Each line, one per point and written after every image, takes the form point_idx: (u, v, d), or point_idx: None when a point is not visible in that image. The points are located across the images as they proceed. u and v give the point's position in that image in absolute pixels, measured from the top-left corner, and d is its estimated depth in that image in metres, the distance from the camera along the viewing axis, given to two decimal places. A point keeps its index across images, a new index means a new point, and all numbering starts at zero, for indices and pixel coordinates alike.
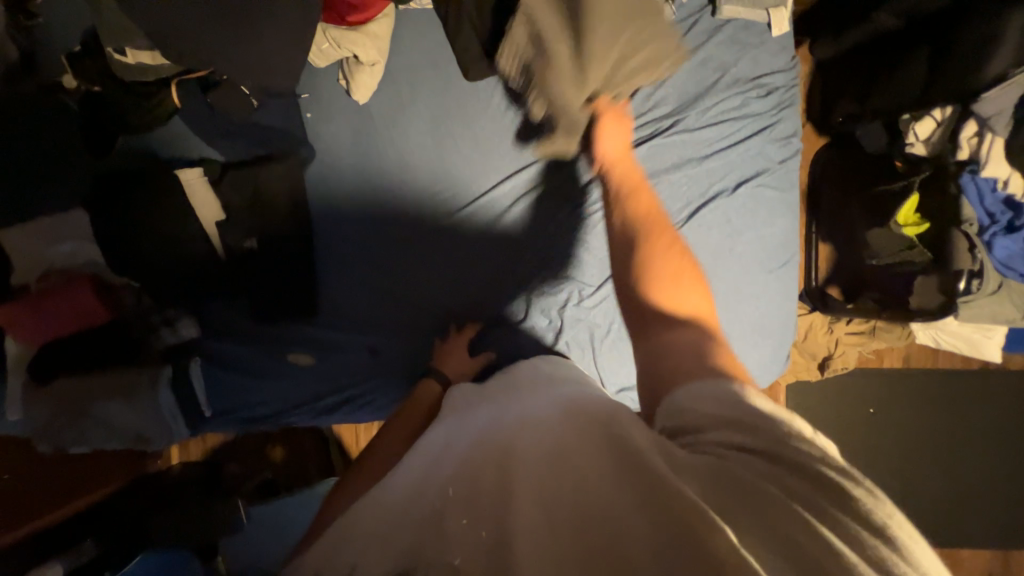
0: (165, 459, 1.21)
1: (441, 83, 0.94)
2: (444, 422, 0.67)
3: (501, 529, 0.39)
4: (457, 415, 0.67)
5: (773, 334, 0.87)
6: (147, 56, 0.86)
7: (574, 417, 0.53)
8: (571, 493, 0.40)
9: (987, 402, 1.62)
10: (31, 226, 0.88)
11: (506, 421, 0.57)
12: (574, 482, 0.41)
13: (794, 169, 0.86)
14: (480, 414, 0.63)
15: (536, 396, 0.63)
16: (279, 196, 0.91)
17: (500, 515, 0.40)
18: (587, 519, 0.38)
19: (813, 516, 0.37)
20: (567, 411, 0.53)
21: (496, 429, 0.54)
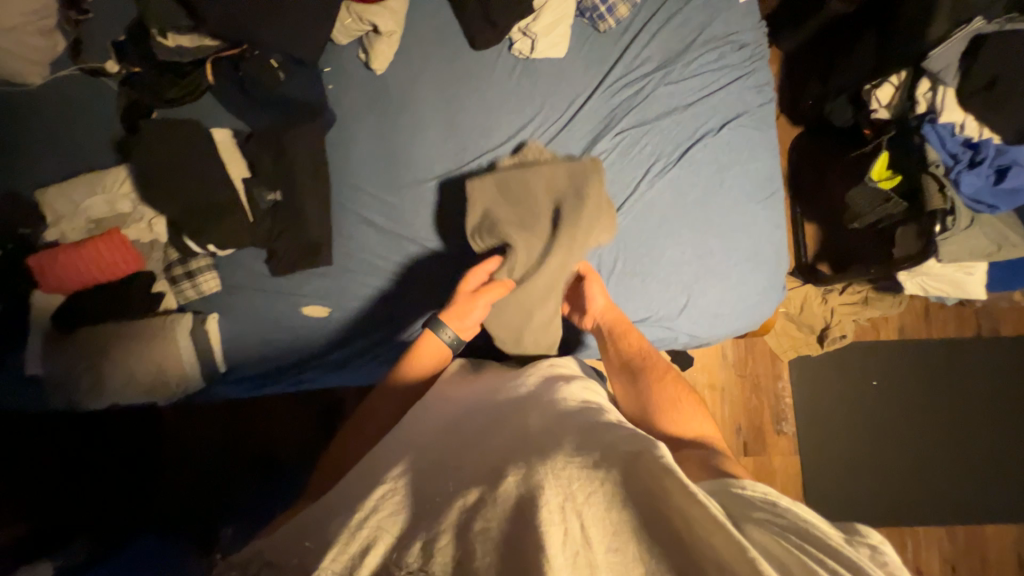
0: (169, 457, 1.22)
1: (449, 51, 1.00)
2: (464, 411, 0.73)
3: (519, 519, 0.46)
4: (480, 408, 0.73)
5: (768, 264, 0.93)
6: (187, 39, 1.01)
7: (579, 427, 0.61)
8: (582, 497, 0.47)
9: (982, 369, 1.66)
10: (67, 184, 0.93)
11: (526, 421, 0.66)
12: (582, 487, 0.48)
13: (771, 112, 0.96)
14: (494, 412, 0.71)
15: (544, 399, 0.71)
16: (301, 151, 0.96)
17: (518, 516, 0.47)
18: (597, 527, 0.45)
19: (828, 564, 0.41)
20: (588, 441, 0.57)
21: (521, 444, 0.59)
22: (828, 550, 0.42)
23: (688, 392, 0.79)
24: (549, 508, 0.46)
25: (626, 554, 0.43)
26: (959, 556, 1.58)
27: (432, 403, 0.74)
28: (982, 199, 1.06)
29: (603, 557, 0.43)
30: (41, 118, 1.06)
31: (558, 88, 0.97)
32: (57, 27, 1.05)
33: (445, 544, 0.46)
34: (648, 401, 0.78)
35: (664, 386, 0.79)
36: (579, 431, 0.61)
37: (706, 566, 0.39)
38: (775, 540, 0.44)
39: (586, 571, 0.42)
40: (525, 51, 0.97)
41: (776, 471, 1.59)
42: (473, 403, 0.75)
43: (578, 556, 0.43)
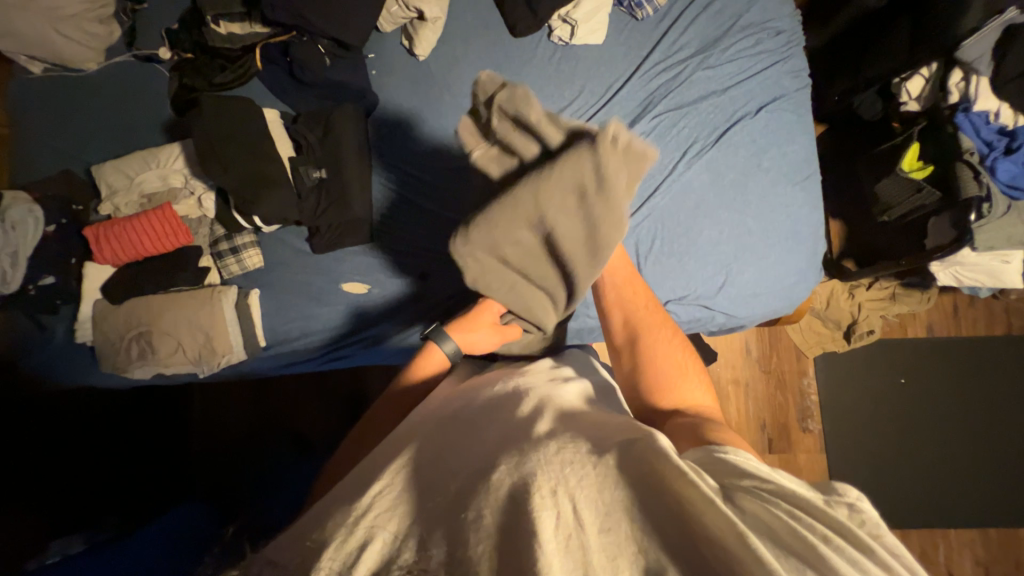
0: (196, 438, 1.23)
1: (490, 40, 1.04)
2: (464, 397, 0.70)
3: (514, 510, 0.44)
4: (474, 394, 0.70)
5: (805, 243, 0.97)
6: (238, 27, 1.04)
7: (580, 424, 0.58)
8: (576, 481, 0.46)
9: (1013, 367, 1.64)
10: (126, 159, 0.97)
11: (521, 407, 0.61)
12: (573, 470, 0.48)
13: (807, 97, 1.01)
14: (485, 399, 0.67)
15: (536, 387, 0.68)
16: (346, 131, 0.99)
17: (518, 499, 0.45)
18: (590, 506, 0.44)
19: (814, 538, 0.39)
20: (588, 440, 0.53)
21: (512, 439, 0.55)
22: (824, 518, 0.41)
23: (694, 362, 0.76)
24: (537, 492, 0.44)
25: (622, 535, 0.43)
26: (991, 560, 1.54)
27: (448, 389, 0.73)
28: (1018, 185, 1.08)
29: (596, 538, 0.42)
30: (95, 101, 1.10)
31: (598, 73, 1.01)
32: (115, 15, 1.10)
33: (439, 539, 0.45)
34: (654, 368, 0.74)
35: (671, 354, 0.76)
36: (569, 422, 0.58)
37: (705, 549, 0.39)
38: (765, 508, 0.42)
39: (579, 551, 0.41)
40: (564, 38, 1.01)
41: (801, 469, 1.57)
42: (472, 388, 0.72)
43: (571, 538, 0.41)
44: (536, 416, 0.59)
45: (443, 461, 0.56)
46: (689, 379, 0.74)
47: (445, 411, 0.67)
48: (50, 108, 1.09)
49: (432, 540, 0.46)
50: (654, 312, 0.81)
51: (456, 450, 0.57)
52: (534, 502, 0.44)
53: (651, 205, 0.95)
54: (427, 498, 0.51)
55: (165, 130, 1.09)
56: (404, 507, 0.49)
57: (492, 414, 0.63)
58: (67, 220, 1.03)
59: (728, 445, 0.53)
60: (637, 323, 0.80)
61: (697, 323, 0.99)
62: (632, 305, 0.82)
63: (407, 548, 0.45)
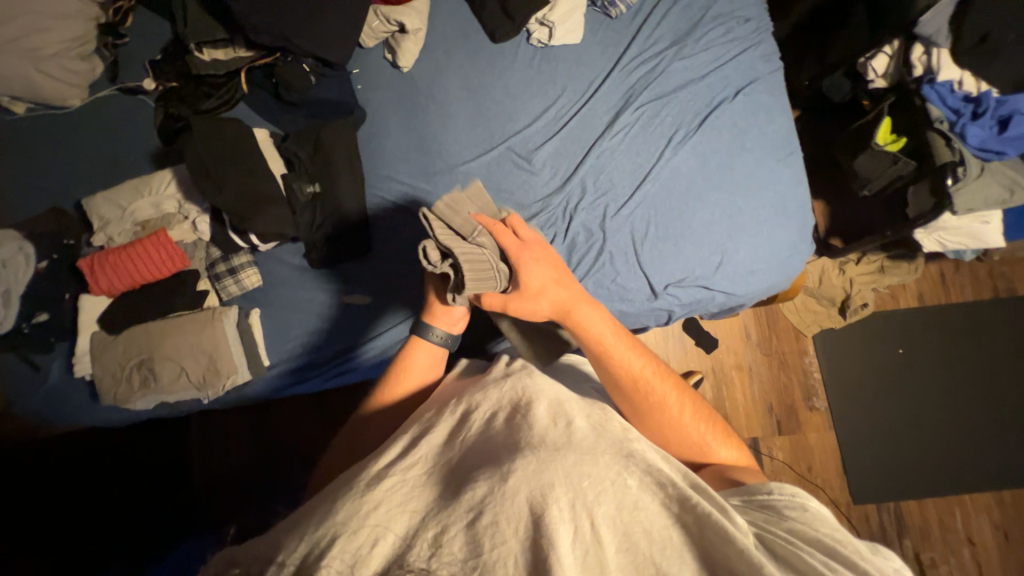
0: (201, 468, 1.20)
1: (471, 48, 1.06)
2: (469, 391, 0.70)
3: (532, 516, 0.47)
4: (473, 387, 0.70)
5: (795, 218, 1.00)
6: (221, 53, 1.05)
7: (593, 426, 0.61)
8: (594, 496, 0.50)
9: (1005, 330, 1.67)
10: (115, 190, 0.97)
11: (532, 404, 0.62)
12: (592, 485, 0.51)
13: (780, 79, 1.05)
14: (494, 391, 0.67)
15: (535, 379, 0.68)
16: (338, 146, 1.01)
17: (528, 507, 0.48)
18: (608, 524, 0.48)
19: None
20: (600, 454, 0.56)
21: (522, 443, 0.56)
22: (851, 563, 0.46)
23: (709, 412, 0.75)
24: (557, 508, 0.48)
25: (637, 552, 0.47)
26: (1009, 523, 1.55)
27: (457, 388, 0.73)
28: (989, 148, 1.13)
29: (613, 557, 0.46)
30: (82, 135, 1.09)
31: (578, 71, 1.05)
32: (95, 51, 1.11)
33: (455, 536, 0.47)
34: (675, 438, 0.72)
35: (687, 417, 0.72)
36: (585, 428, 0.60)
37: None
38: (799, 553, 0.47)
39: (597, 568, 0.45)
40: (543, 40, 1.04)
41: (812, 448, 1.57)
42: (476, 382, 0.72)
43: (589, 556, 0.46)
44: (558, 409, 0.62)
45: (464, 454, 0.58)
46: (711, 434, 0.73)
47: (461, 404, 0.67)
48: (36, 146, 1.08)
49: (447, 532, 0.47)
50: (658, 392, 0.71)
51: (476, 445, 0.58)
52: (551, 517, 0.47)
53: (641, 193, 0.98)
54: (450, 490, 0.53)
55: (155, 159, 1.09)
56: (421, 511, 0.51)
57: (511, 408, 0.63)
58: (60, 255, 1.02)
59: (775, 485, 0.59)
60: (639, 409, 0.71)
61: (682, 310, 1.01)
62: (630, 391, 0.71)
63: (426, 536, 0.47)
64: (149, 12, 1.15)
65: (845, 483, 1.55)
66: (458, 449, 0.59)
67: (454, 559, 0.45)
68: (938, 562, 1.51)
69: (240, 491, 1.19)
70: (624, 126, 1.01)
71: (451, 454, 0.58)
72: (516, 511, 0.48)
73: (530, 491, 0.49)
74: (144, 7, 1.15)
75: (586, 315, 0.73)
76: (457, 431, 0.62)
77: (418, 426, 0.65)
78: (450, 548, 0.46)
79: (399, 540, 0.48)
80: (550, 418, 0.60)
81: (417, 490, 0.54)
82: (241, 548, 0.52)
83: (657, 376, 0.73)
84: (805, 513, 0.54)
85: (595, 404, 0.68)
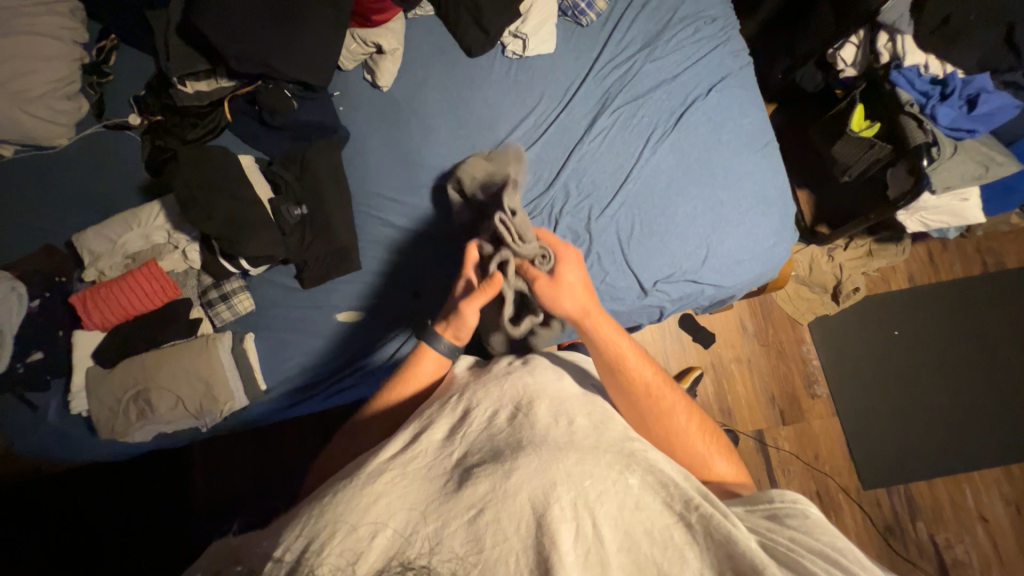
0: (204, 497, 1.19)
1: (448, 63, 1.09)
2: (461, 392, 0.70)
3: (534, 509, 0.48)
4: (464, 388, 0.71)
5: (776, 209, 1.02)
6: (204, 84, 1.07)
7: (592, 421, 0.62)
8: (595, 495, 0.50)
9: (998, 303, 1.69)
10: (106, 224, 0.98)
11: (531, 404, 0.63)
12: (594, 484, 0.51)
13: (751, 73, 1.08)
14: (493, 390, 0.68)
15: (530, 378, 0.69)
16: (324, 166, 1.02)
17: (528, 505, 0.49)
18: (608, 523, 0.49)
19: None
20: (599, 453, 0.56)
21: (520, 441, 0.56)
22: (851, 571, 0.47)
23: (709, 426, 0.75)
24: (559, 507, 0.48)
25: (639, 552, 0.47)
26: (1021, 498, 1.55)
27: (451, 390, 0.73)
28: (959, 127, 1.15)
29: (614, 555, 0.47)
30: (70, 173, 1.11)
31: (554, 79, 1.07)
32: (81, 90, 1.12)
33: (454, 533, 0.47)
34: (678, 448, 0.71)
35: (690, 428, 0.72)
36: (587, 426, 0.60)
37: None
38: (803, 561, 0.47)
39: (597, 567, 0.46)
40: (518, 51, 1.07)
41: (817, 436, 1.57)
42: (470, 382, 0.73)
43: (591, 554, 0.46)
44: (558, 408, 0.63)
45: (461, 455, 0.58)
46: (710, 448, 0.72)
47: (462, 400, 0.67)
48: (25, 185, 1.10)
49: (447, 527, 0.48)
50: (665, 399, 0.71)
51: (475, 444, 0.59)
52: (552, 516, 0.47)
53: (624, 193, 1.00)
54: (449, 486, 0.53)
55: (143, 191, 1.11)
56: (420, 507, 0.51)
57: (512, 407, 0.63)
58: (52, 292, 1.02)
59: (793, 495, 0.58)
60: (647, 417, 0.70)
61: (672, 306, 1.02)
62: (637, 396, 0.71)
63: (426, 533, 0.47)
64: (132, 49, 1.17)
65: (854, 468, 1.55)
66: (457, 446, 0.59)
67: (453, 555, 0.45)
68: (954, 541, 1.50)
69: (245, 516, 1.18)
70: (602, 130, 1.03)
71: (449, 450, 0.58)
72: (517, 509, 0.49)
73: (531, 490, 0.50)
74: (127, 45, 1.17)
75: (599, 320, 0.73)
76: (459, 427, 0.62)
77: (418, 423, 0.65)
78: (450, 541, 0.46)
79: (397, 535, 0.47)
80: (550, 416, 0.61)
81: (415, 487, 0.54)
82: (239, 549, 0.51)
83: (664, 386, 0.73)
84: (816, 527, 0.54)
85: (594, 400, 0.69)
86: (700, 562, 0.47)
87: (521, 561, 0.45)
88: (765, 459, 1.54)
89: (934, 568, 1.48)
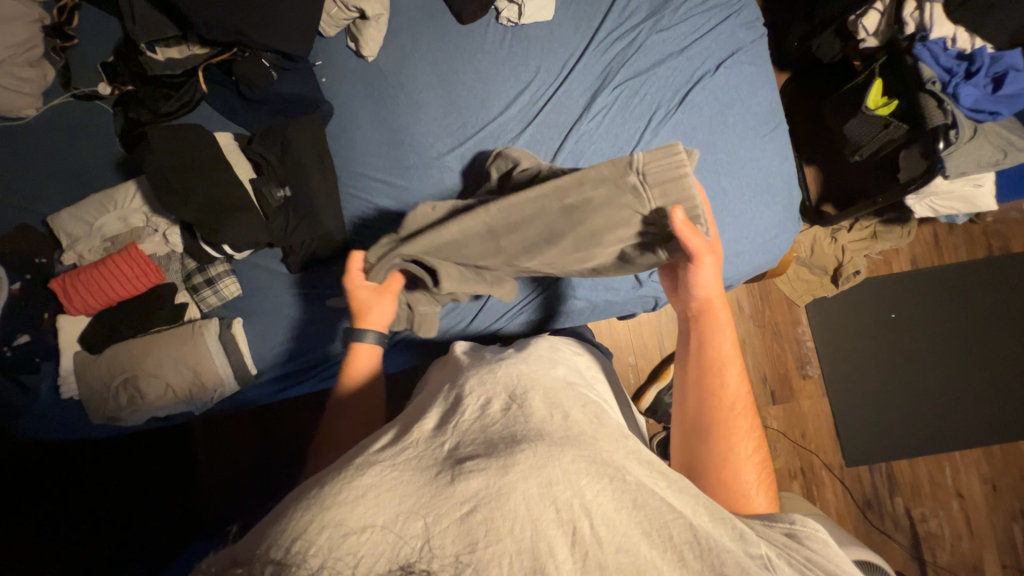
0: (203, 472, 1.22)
1: (438, 30, 1.02)
2: (449, 380, 0.71)
3: (529, 511, 0.48)
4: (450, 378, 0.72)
5: (782, 195, 0.98)
6: (176, 51, 0.99)
7: (586, 412, 0.62)
8: (592, 494, 0.50)
9: (1001, 287, 1.66)
10: (83, 204, 0.95)
11: (528, 396, 0.61)
12: (591, 483, 0.50)
13: (764, 47, 1.02)
14: (488, 373, 0.66)
15: (523, 368, 0.67)
16: (306, 141, 0.96)
17: (524, 505, 0.48)
18: (606, 524, 0.48)
19: None
20: (593, 450, 0.54)
21: (513, 435, 0.55)
22: None
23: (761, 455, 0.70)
24: (556, 510, 0.48)
25: (637, 554, 0.47)
26: (997, 475, 1.60)
27: (442, 381, 0.73)
28: (982, 108, 1.08)
29: (612, 558, 0.46)
30: (38, 146, 1.05)
31: (552, 50, 1.01)
32: (44, 56, 1.05)
33: (446, 528, 0.46)
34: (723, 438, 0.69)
35: (739, 435, 0.70)
36: (582, 419, 0.59)
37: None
38: None
39: (596, 571, 0.45)
40: (514, 18, 0.99)
41: (806, 415, 1.60)
42: (455, 371, 0.74)
43: (587, 558, 0.46)
44: (553, 400, 0.61)
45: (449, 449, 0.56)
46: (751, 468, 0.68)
47: (454, 390, 0.66)
48: None
49: (439, 524, 0.46)
50: (737, 405, 0.71)
51: (467, 435, 0.57)
52: (547, 519, 0.47)
53: None
54: (439, 477, 0.51)
55: (121, 168, 1.06)
56: (409, 506, 0.48)
57: (507, 397, 0.61)
58: (33, 275, 0.99)
59: (798, 517, 0.59)
60: (716, 416, 0.70)
61: None
62: (720, 393, 0.72)
63: (416, 529, 0.46)
64: (99, 10, 1.08)
65: (839, 446, 1.59)
66: (448, 437, 0.57)
67: (448, 555, 0.44)
68: (929, 516, 1.56)
69: (244, 492, 1.22)
70: (602, 108, 0.98)
71: (439, 440, 0.56)
72: (511, 508, 0.48)
73: (528, 490, 0.49)
74: (90, 5, 1.09)
75: (721, 314, 0.76)
76: (450, 418, 0.60)
77: (409, 418, 0.63)
78: (442, 542, 0.45)
79: (386, 531, 0.46)
80: (547, 410, 0.59)
81: (405, 473, 0.52)
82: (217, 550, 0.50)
83: (736, 386, 0.72)
84: (823, 554, 0.54)
85: (582, 389, 0.68)
86: (699, 563, 0.47)
87: (514, 564, 0.45)
88: None
89: (908, 540, 1.55)
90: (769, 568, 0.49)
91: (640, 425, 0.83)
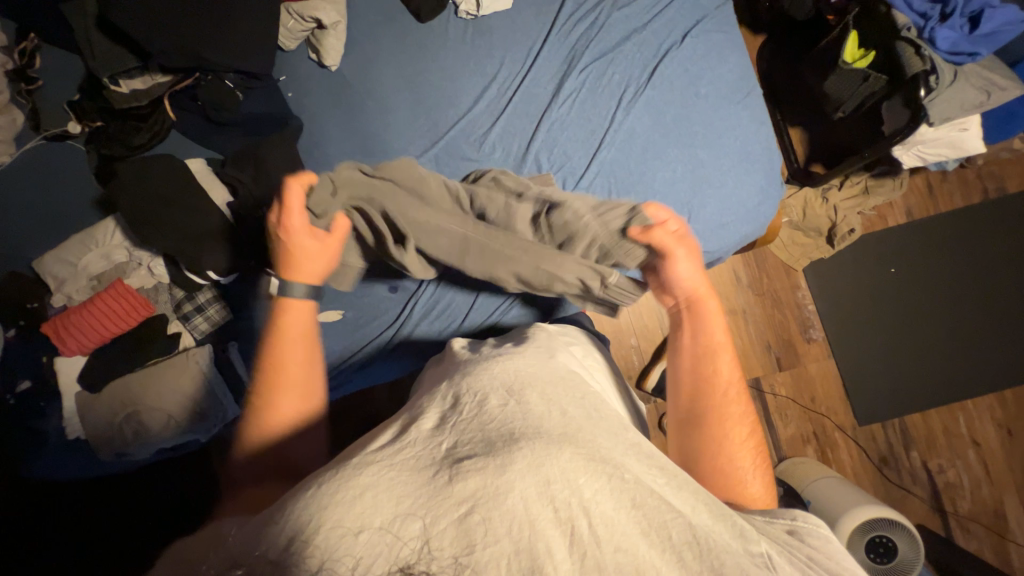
0: None
1: (399, 32, 1.00)
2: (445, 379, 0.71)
3: (527, 510, 0.47)
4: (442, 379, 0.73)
5: (762, 161, 0.96)
6: (140, 82, 0.99)
7: (579, 403, 0.61)
8: (590, 492, 0.49)
9: (1001, 229, 1.64)
10: (70, 245, 0.96)
11: (523, 394, 0.61)
12: (590, 482, 0.50)
13: (729, 12, 1.00)
14: (484, 369, 0.66)
15: (508, 363, 0.67)
16: (277, 158, 0.95)
17: (521, 507, 0.48)
18: (604, 523, 0.48)
19: None
20: (586, 444, 0.54)
21: (510, 432, 0.55)
22: None
23: (754, 440, 0.71)
24: (553, 509, 0.48)
25: (636, 553, 0.46)
26: (1011, 421, 1.59)
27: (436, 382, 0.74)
28: (960, 50, 1.05)
29: (611, 558, 0.46)
30: (15, 191, 1.05)
31: (515, 40, 0.99)
32: (10, 101, 1.04)
33: (447, 533, 0.46)
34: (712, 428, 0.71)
35: (730, 423, 0.71)
36: (580, 415, 0.59)
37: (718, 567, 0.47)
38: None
39: (596, 571, 0.45)
40: (472, 11, 0.98)
41: (814, 379, 1.59)
42: (449, 371, 0.74)
43: (586, 559, 0.46)
44: (546, 395, 0.61)
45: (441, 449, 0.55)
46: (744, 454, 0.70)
47: (453, 388, 0.64)
48: None
49: (437, 527, 0.46)
50: (728, 393, 0.73)
51: (465, 433, 0.56)
52: (545, 519, 0.47)
53: (598, 161, 0.94)
54: (437, 478, 0.51)
55: (100, 205, 1.06)
56: (408, 508, 0.48)
57: (504, 393, 0.60)
58: (26, 320, 1.00)
59: (796, 512, 0.60)
60: (708, 404, 0.73)
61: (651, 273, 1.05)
62: (710, 380, 0.74)
63: (413, 534, 0.46)
64: (60, 49, 1.08)
65: (849, 407, 1.58)
66: (446, 436, 0.56)
67: (446, 558, 0.44)
68: (946, 467, 1.56)
69: None
70: (571, 92, 0.97)
71: (438, 439, 0.56)
72: (508, 507, 0.47)
73: (525, 489, 0.48)
74: (51, 44, 1.08)
75: (708, 305, 0.79)
76: (449, 416, 0.59)
77: (409, 414, 0.63)
78: (441, 544, 0.45)
79: (384, 532, 0.46)
80: (544, 406, 0.59)
81: (398, 476, 0.51)
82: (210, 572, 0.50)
83: (726, 375, 0.74)
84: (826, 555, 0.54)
85: (575, 379, 0.68)
86: (699, 562, 0.47)
87: (512, 565, 0.44)
88: (762, 406, 1.57)
89: (927, 493, 1.54)
90: (769, 566, 0.49)
91: (640, 411, 0.83)
